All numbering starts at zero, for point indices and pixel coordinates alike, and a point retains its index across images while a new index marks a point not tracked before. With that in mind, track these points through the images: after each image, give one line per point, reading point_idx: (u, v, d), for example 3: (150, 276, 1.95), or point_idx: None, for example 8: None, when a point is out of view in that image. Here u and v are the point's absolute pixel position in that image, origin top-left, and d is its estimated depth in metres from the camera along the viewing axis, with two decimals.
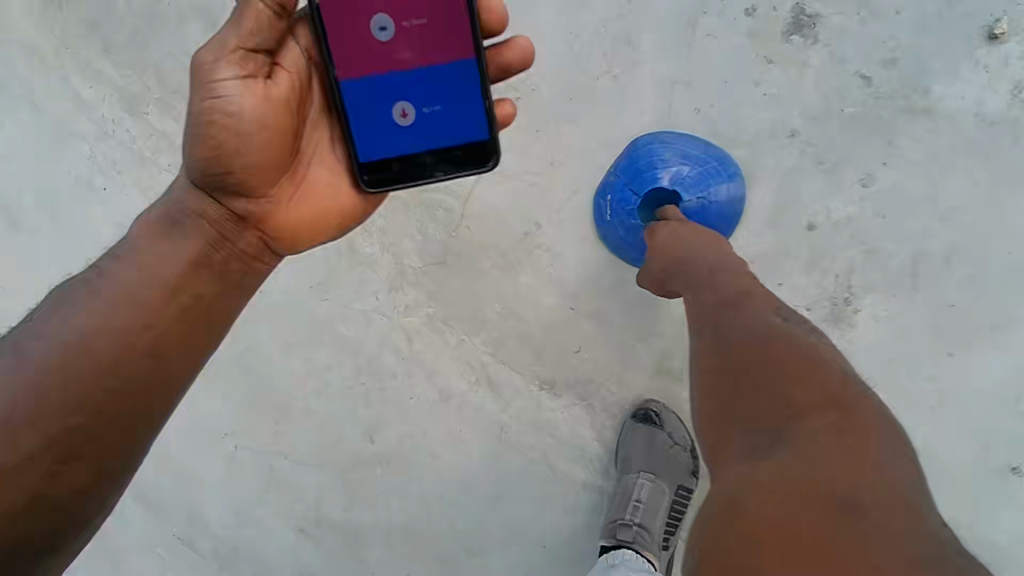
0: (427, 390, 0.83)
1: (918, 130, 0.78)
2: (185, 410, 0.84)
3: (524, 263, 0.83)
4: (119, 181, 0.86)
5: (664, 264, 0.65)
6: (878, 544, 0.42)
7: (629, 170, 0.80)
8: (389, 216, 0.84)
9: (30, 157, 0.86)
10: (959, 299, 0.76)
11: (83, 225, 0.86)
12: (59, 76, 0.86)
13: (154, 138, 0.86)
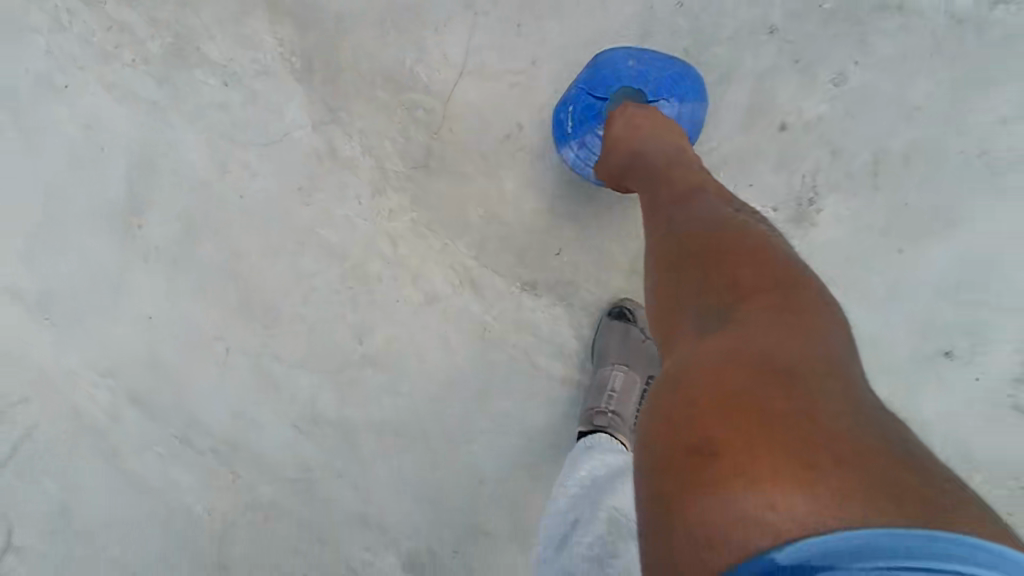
0: (413, 294, 0.86)
1: (889, 27, 0.78)
2: (169, 315, 0.86)
3: (503, 165, 0.84)
4: (81, 78, 0.84)
5: (618, 160, 0.71)
6: (812, 403, 0.41)
7: (592, 81, 0.79)
8: (368, 118, 0.83)
9: None
10: (916, 201, 0.79)
11: (52, 132, 0.84)
12: None
13: (116, 31, 0.84)
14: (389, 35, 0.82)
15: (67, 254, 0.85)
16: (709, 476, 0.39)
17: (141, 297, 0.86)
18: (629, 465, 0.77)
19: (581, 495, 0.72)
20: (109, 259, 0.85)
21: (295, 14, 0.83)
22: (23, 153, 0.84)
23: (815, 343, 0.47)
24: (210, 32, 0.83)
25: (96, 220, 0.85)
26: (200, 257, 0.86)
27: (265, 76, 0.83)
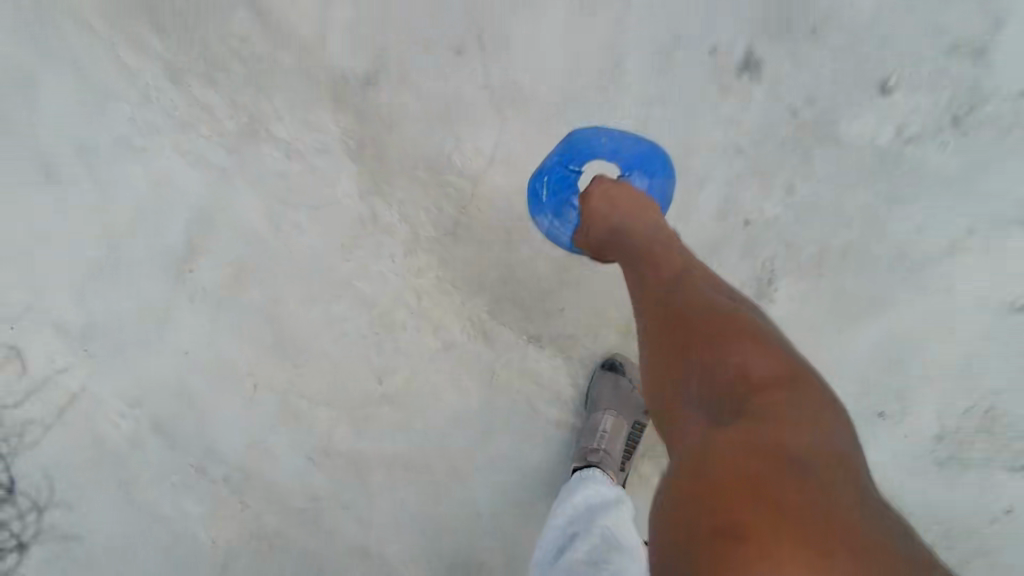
0: (433, 341, 0.99)
1: (828, 155, 0.89)
2: (207, 351, 1.01)
3: (523, 240, 0.95)
4: (158, 143, 0.99)
5: (597, 232, 0.86)
6: (820, 494, 0.46)
7: (568, 152, 0.93)
8: (407, 191, 0.97)
9: (80, 116, 0.97)
10: (853, 286, 0.93)
11: (125, 186, 0.99)
12: (105, 44, 0.96)
13: (195, 107, 0.99)
14: (433, 130, 0.94)
15: (125, 292, 0.99)
16: (735, 561, 0.41)
17: (185, 334, 1.01)
18: (622, 499, 0.85)
19: (575, 514, 0.82)
20: (160, 299, 1.00)
21: (357, 108, 0.95)
22: (97, 203, 0.99)
23: (818, 438, 0.52)
24: (281, 114, 0.98)
25: (155, 264, 1.00)
26: (243, 301, 1.02)
27: (325, 153, 0.98)
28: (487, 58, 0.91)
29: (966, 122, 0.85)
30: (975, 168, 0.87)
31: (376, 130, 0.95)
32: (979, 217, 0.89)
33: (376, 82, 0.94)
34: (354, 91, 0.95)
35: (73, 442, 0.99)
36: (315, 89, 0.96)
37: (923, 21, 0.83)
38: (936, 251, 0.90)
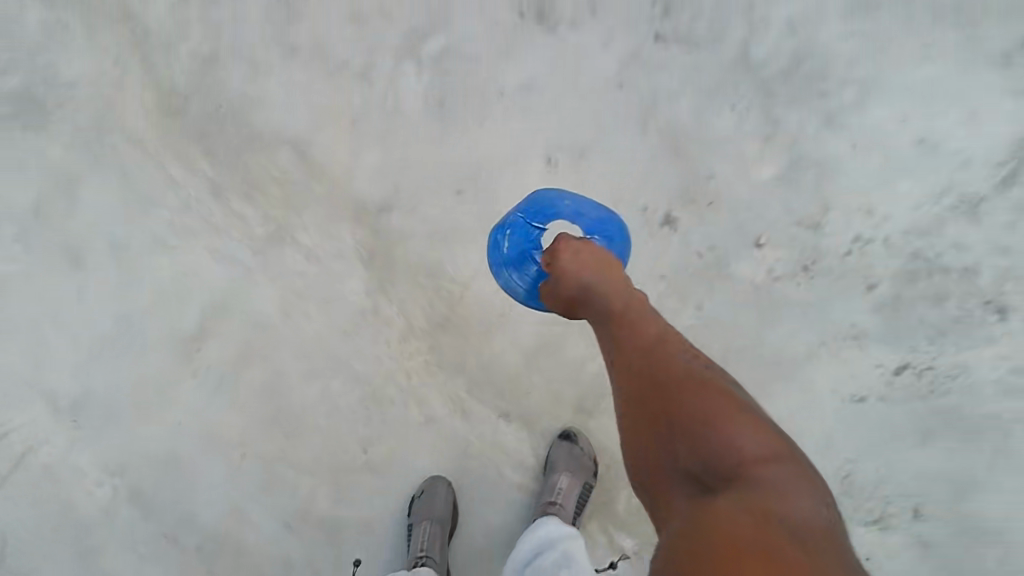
0: (417, 415, 1.16)
1: (728, 288, 1.10)
2: (196, 422, 1.23)
3: (499, 331, 1.15)
4: (191, 244, 1.30)
5: (572, 293, 0.87)
6: (805, 561, 0.53)
7: (530, 212, 1.05)
8: (407, 290, 1.19)
9: (143, 229, 1.33)
10: (761, 380, 1.08)
11: (154, 279, 1.30)
12: (167, 173, 1.34)
13: (231, 218, 1.29)
14: (433, 246, 1.19)
15: (132, 364, 1.27)
16: None
17: (182, 405, 1.24)
18: (574, 534, 0.91)
19: (530, 544, 0.93)
20: (164, 374, 1.26)
21: (373, 227, 1.21)
22: (135, 295, 1.30)
23: (798, 507, 0.60)
24: (306, 226, 1.24)
25: (166, 346, 1.26)
26: (241, 378, 1.23)
27: (341, 258, 1.22)
28: (473, 198, 1.18)
29: (812, 270, 1.08)
30: (827, 304, 1.07)
31: (388, 243, 1.20)
32: (826, 332, 1.07)
33: (389, 210, 1.21)
34: (374, 215, 1.21)
35: (71, 504, 1.24)
36: (338, 208, 1.23)
37: (781, 206, 1.09)
38: (799, 355, 1.08)
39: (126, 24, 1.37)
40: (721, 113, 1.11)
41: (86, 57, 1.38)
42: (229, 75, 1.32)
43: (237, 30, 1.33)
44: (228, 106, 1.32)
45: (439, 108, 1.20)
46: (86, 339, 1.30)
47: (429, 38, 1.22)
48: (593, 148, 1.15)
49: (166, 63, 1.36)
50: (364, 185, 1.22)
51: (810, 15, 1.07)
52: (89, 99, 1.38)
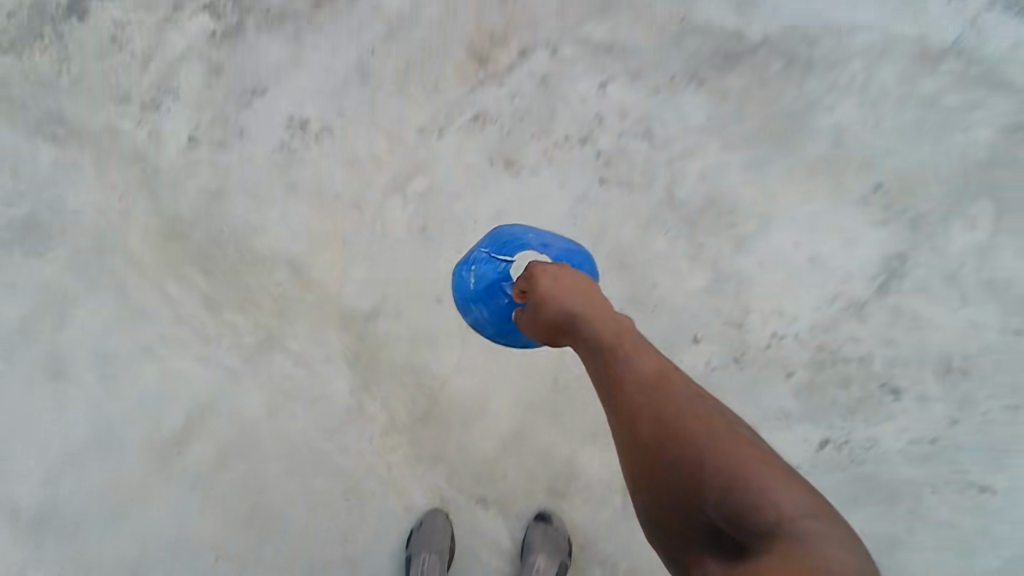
0: (399, 506, 1.28)
1: None
2: (172, 526, 1.28)
3: (478, 421, 1.29)
4: (180, 352, 1.40)
5: (555, 319, 0.90)
6: None
7: (496, 247, 1.14)
8: (388, 389, 1.33)
9: (130, 338, 1.41)
10: None
11: (137, 386, 1.37)
12: (162, 288, 1.47)
13: (223, 328, 1.42)
14: (415, 348, 1.35)
15: (106, 472, 1.31)
16: None
17: (158, 510, 1.29)
18: None
19: None
20: (141, 480, 1.30)
21: (359, 333, 1.37)
22: (116, 402, 1.35)
23: (836, 554, 0.59)
24: (296, 334, 1.40)
25: (145, 452, 1.32)
26: (222, 481, 1.30)
27: (327, 361, 1.36)
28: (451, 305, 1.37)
29: (741, 360, 1.29)
30: (757, 392, 1.27)
31: (373, 346, 1.36)
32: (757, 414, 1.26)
33: (375, 317, 1.38)
34: (361, 322, 1.38)
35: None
36: (327, 318, 1.39)
37: (711, 311, 1.31)
38: None
39: (137, 164, 1.59)
40: (657, 238, 1.36)
41: (95, 191, 1.57)
42: (233, 207, 1.53)
43: (242, 169, 1.55)
44: (230, 230, 1.51)
45: (422, 234, 1.43)
46: (59, 445, 1.32)
47: (414, 177, 1.47)
48: None
49: (170, 196, 1.56)
50: (355, 298, 1.40)
51: (718, 168, 1.38)
52: (93, 225, 1.54)
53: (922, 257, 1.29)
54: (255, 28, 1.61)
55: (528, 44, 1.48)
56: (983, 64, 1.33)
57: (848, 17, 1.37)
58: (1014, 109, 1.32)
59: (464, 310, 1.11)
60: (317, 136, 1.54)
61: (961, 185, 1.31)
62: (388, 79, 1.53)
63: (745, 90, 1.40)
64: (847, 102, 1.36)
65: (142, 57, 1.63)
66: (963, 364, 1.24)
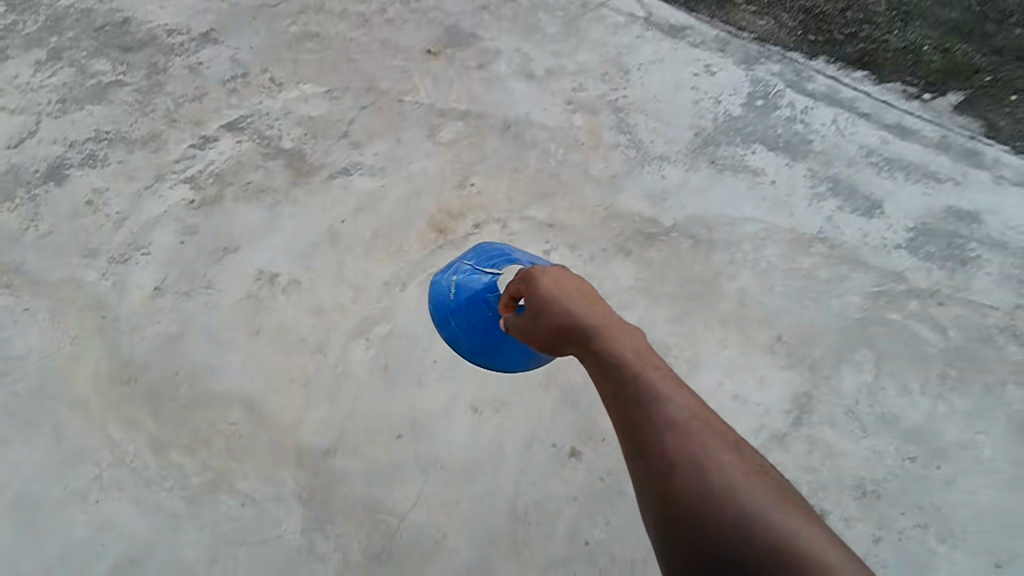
0: None
1: (623, 507, 1.41)
2: None
3: (434, 557, 1.38)
4: (118, 496, 1.44)
5: (557, 323, 1.06)
6: None
7: (478, 264, 1.43)
8: (344, 529, 1.41)
9: (63, 482, 1.46)
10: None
11: (65, 530, 1.42)
12: (103, 429, 1.50)
13: (167, 469, 1.46)
14: (371, 486, 1.43)
15: None
16: None
17: None
18: None
19: None
20: None
21: (313, 470, 1.45)
22: (41, 548, 1.41)
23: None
24: (246, 474, 1.45)
25: None
26: None
27: (277, 500, 1.43)
28: (410, 441, 1.47)
29: None
30: None
31: (328, 481, 1.44)
32: None
33: (333, 454, 1.46)
34: (313, 459, 1.46)
35: None
36: (283, 459, 1.46)
37: None
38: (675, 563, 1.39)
39: (96, 312, 1.63)
40: None
41: (45, 337, 1.60)
42: (194, 348, 1.58)
43: (206, 315, 1.62)
44: (187, 371, 1.55)
45: (385, 374, 1.54)
46: None
47: (378, 324, 1.59)
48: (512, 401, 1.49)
49: (127, 342, 1.59)
50: (321, 436, 1.48)
51: (648, 322, 1.61)
52: (40, 370, 1.56)
53: (824, 394, 1.54)
54: (233, 197, 1.77)
55: (482, 219, 1.75)
56: (843, 248, 1.69)
57: (737, 211, 1.74)
58: (873, 281, 1.65)
59: (443, 326, 1.43)
60: (285, 288, 1.64)
61: (842, 339, 1.59)
62: (357, 241, 1.70)
63: (664, 259, 1.68)
64: (746, 272, 1.66)
65: (117, 218, 1.75)
66: (876, 488, 1.45)
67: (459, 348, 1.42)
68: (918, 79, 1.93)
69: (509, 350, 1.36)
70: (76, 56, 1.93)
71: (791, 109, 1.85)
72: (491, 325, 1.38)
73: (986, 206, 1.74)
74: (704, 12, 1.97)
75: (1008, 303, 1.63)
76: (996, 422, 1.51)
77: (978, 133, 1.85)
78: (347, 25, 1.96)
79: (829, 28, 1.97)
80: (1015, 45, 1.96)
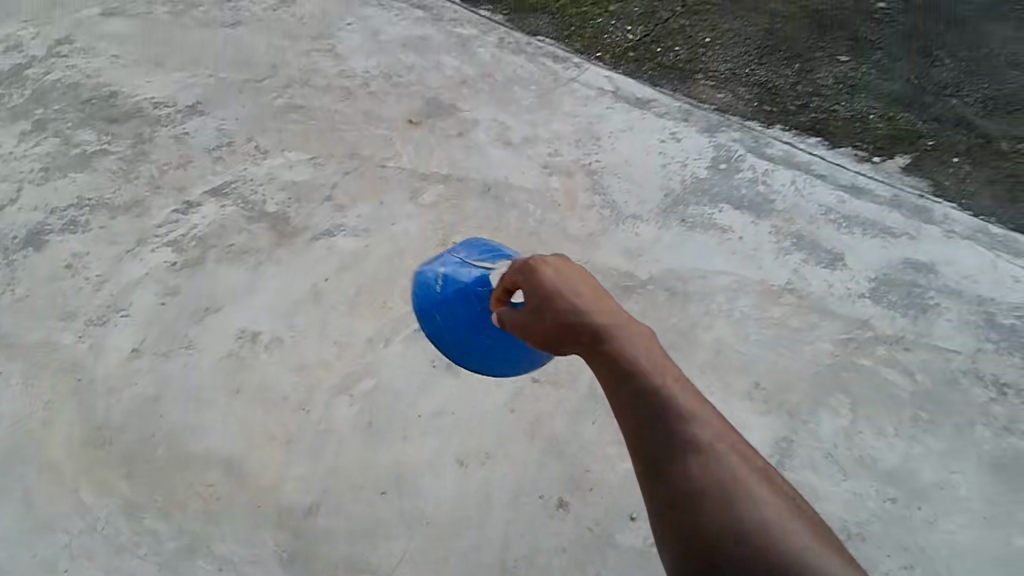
0: None
1: (613, 557, 1.41)
2: None
3: None
4: (90, 566, 1.39)
5: (563, 315, 0.99)
6: None
7: (468, 260, 1.42)
8: None
9: (29, 553, 1.40)
10: None
11: None
12: (75, 495, 1.45)
13: (142, 534, 1.41)
14: (355, 545, 1.41)
15: None
16: None
17: None
18: None
19: None
20: None
21: (294, 531, 1.42)
22: None
23: None
24: (225, 536, 1.41)
25: None
26: None
27: (258, 563, 1.39)
28: (395, 497, 1.45)
29: None
30: None
31: (309, 541, 1.41)
32: None
33: (315, 513, 1.44)
34: (296, 518, 1.43)
35: None
36: (265, 520, 1.43)
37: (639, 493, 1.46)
38: None
39: (71, 375, 1.60)
40: (587, 427, 1.53)
41: (17, 401, 1.56)
42: (172, 409, 1.55)
43: (186, 375, 1.60)
44: (164, 432, 1.52)
45: (369, 429, 1.53)
46: None
47: (362, 379, 1.59)
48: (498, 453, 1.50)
49: (104, 404, 1.56)
50: (304, 495, 1.45)
51: None
52: (10, 436, 1.52)
53: (804, 439, 1.57)
54: (215, 258, 1.78)
55: None
56: (811, 298, 1.77)
57: (708, 265, 1.81)
58: (841, 329, 1.72)
59: (428, 319, 1.40)
60: (268, 346, 1.64)
61: (816, 385, 1.63)
62: (339, 299, 1.72)
63: (642, 311, 1.73)
64: (720, 321, 1.72)
65: (96, 281, 1.74)
66: (859, 530, 1.48)
67: (442, 343, 1.39)
68: (867, 143, 2.10)
69: (496, 351, 1.34)
70: (61, 127, 1.99)
71: (753, 171, 1.97)
72: (477, 322, 1.35)
73: (940, 258, 1.84)
74: (667, 87, 2.19)
75: (969, 347, 1.70)
76: (969, 461, 1.55)
77: (926, 192, 2.00)
78: (331, 97, 2.07)
79: (781, 100, 2.18)
80: (951, 114, 2.17)
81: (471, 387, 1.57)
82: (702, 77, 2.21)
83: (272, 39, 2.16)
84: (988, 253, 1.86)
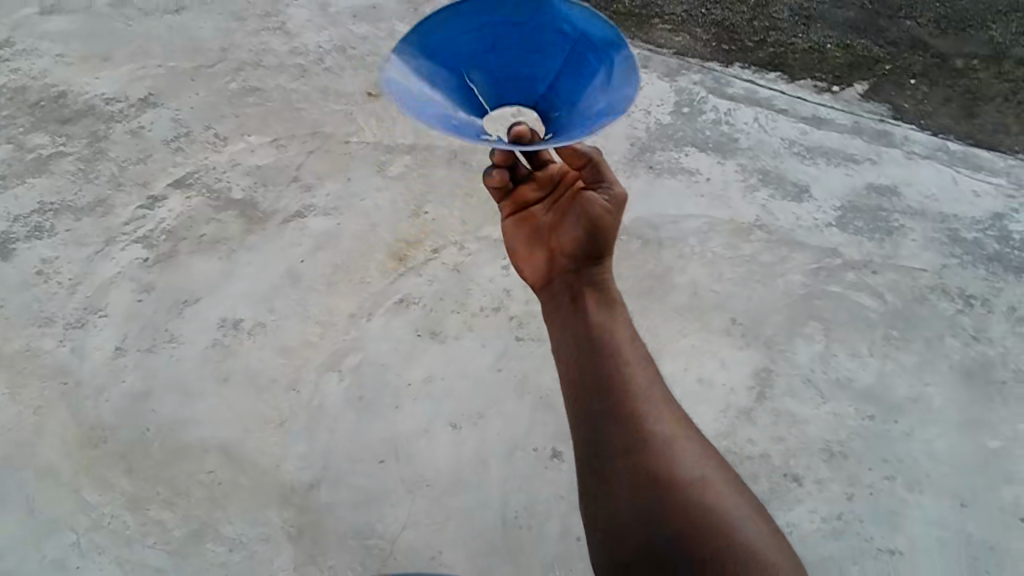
0: None
1: None
2: None
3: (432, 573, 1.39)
4: (98, 560, 1.40)
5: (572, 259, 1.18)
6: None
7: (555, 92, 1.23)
8: (338, 559, 1.40)
9: (37, 554, 1.41)
10: None
11: None
12: (77, 495, 1.47)
13: (147, 524, 1.43)
14: (359, 513, 1.44)
15: None
16: None
17: None
18: None
19: None
20: None
21: (298, 507, 1.45)
22: None
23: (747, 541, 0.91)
24: (230, 518, 1.44)
25: None
26: None
27: (266, 540, 1.42)
28: (395, 464, 1.49)
29: None
30: None
31: (313, 514, 1.44)
32: None
33: (316, 489, 1.47)
34: (299, 495, 1.46)
35: None
36: (267, 498, 1.46)
37: None
38: None
39: (57, 379, 1.60)
40: None
41: (5, 411, 1.56)
42: (164, 403, 1.56)
43: (172, 368, 1.60)
44: (159, 424, 1.54)
45: (361, 402, 1.55)
46: None
47: (348, 354, 1.62)
48: (489, 412, 1.54)
49: (93, 405, 1.56)
50: (304, 473, 1.48)
51: None
52: (3, 444, 1.52)
53: (783, 367, 1.62)
54: (187, 250, 1.77)
55: (438, 244, 1.77)
56: (780, 231, 1.80)
57: (679, 209, 1.83)
58: (812, 259, 1.76)
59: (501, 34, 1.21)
60: (251, 331, 1.65)
61: (790, 315, 1.68)
62: (318, 279, 1.72)
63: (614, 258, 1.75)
64: (694, 263, 1.75)
65: (69, 284, 1.72)
66: (841, 448, 1.53)
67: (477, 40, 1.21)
68: (826, 73, 2.12)
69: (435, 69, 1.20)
70: (13, 133, 1.95)
71: (715, 112, 1.99)
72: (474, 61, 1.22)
73: (901, 180, 1.88)
74: (626, 35, 2.19)
75: (935, 263, 1.75)
76: (940, 372, 1.61)
77: (886, 116, 2.03)
78: (286, 77, 2.04)
79: (738, 38, 2.19)
80: (907, 37, 2.21)
81: (458, 353, 1.61)
82: (660, 21, 2.24)
83: (220, 23, 2.15)
84: (947, 170, 1.90)
